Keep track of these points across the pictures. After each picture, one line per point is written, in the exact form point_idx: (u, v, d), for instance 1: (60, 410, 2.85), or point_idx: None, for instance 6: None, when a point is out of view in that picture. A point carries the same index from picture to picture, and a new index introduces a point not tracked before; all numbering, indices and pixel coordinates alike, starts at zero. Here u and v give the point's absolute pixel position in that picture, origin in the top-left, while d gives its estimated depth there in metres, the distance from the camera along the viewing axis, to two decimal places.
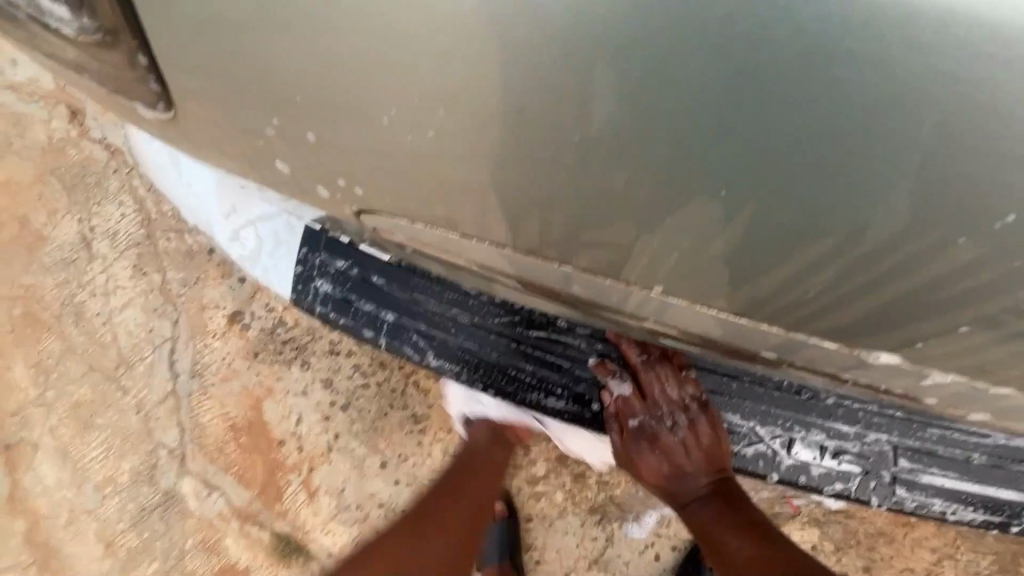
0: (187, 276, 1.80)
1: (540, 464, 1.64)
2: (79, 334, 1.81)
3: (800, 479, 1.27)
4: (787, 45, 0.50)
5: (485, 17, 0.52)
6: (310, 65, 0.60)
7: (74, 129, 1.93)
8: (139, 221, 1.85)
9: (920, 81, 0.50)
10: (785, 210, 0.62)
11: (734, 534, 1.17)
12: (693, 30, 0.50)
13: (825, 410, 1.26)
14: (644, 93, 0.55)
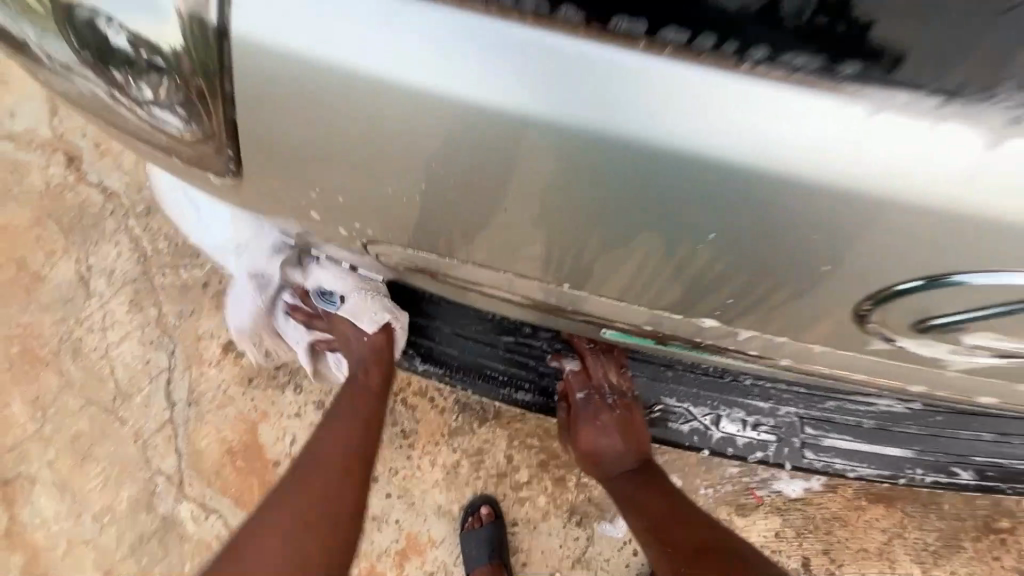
0: (183, 308, 1.91)
1: (523, 470, 1.76)
2: (77, 368, 1.89)
3: (728, 449, 1.40)
4: (758, 173, 0.55)
5: (477, 130, 0.58)
6: (310, 145, 0.66)
7: (72, 174, 2.04)
8: (136, 258, 1.95)
9: (873, 217, 0.55)
10: (726, 288, 0.69)
11: (651, 502, 1.29)
12: (669, 155, 0.55)
13: (740, 387, 1.37)
14: (616, 202, 0.60)
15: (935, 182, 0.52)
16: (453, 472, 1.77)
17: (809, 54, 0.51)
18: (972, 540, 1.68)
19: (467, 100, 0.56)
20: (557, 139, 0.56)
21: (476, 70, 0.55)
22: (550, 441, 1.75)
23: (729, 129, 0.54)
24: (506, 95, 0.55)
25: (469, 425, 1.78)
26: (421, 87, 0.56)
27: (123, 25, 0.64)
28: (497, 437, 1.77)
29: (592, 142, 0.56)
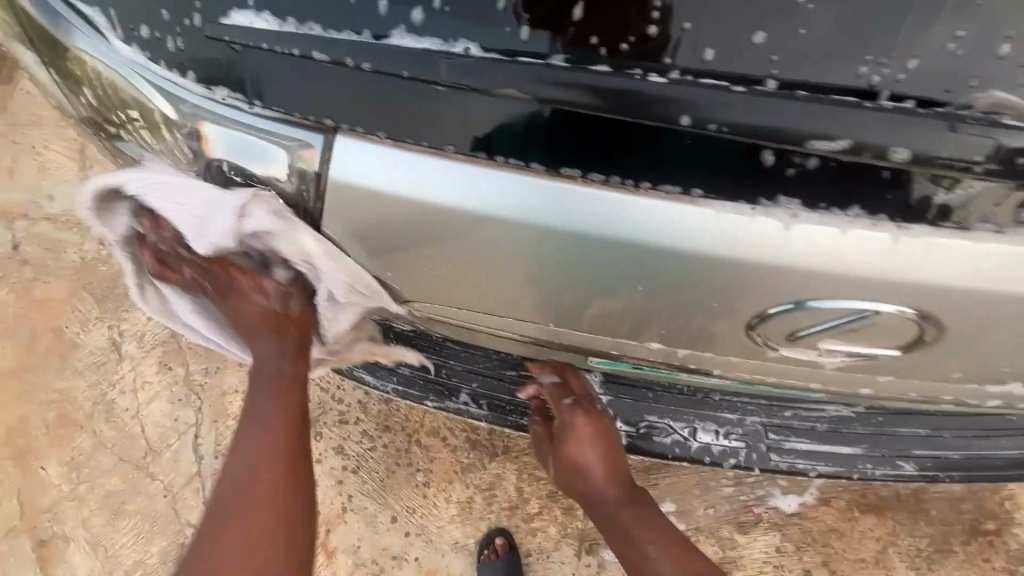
0: (208, 366, 2.05)
1: (533, 501, 1.86)
2: (109, 428, 2.01)
3: (705, 457, 1.33)
4: (692, 248, 0.72)
5: (480, 228, 0.75)
6: (342, 237, 0.83)
7: (105, 249, 2.22)
8: (165, 322, 2.11)
9: (783, 275, 0.72)
10: (683, 337, 0.85)
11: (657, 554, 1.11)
12: (625, 238, 0.73)
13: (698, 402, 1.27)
14: (589, 275, 0.77)
15: (808, 249, 0.71)
16: (468, 507, 1.87)
17: (689, 177, 0.71)
18: (962, 543, 1.77)
19: (467, 207, 0.74)
20: (538, 228, 0.74)
21: (471, 186, 0.74)
22: None
23: (662, 220, 0.72)
24: (494, 203, 0.74)
25: (479, 461, 1.89)
26: (433, 201, 0.75)
27: (244, 172, 0.81)
28: (507, 471, 1.88)
29: (565, 231, 0.73)
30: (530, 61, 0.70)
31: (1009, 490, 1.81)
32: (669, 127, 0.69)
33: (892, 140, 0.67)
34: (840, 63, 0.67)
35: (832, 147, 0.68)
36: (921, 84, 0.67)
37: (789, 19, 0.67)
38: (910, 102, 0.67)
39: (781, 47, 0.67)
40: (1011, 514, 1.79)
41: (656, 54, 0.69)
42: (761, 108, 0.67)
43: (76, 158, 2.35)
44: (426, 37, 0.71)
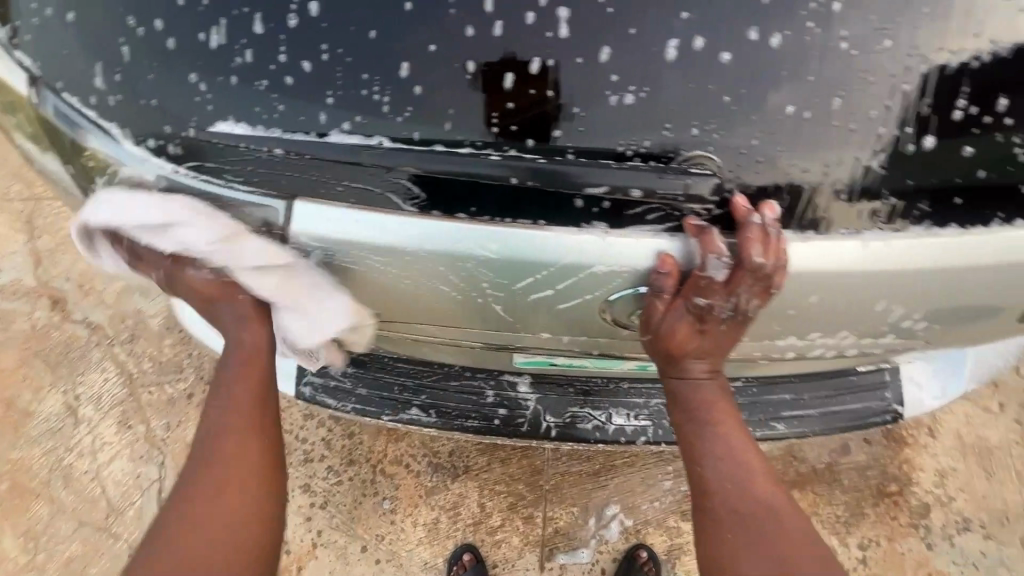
0: (171, 420, 2.09)
1: (495, 514, 1.99)
2: (68, 493, 2.01)
3: (620, 438, 1.19)
4: (541, 266, 0.63)
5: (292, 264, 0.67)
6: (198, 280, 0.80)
7: (57, 315, 2.24)
8: (123, 381, 2.14)
9: (631, 284, 0.64)
10: (597, 350, 0.79)
11: (721, 441, 0.88)
12: (460, 257, 0.63)
13: (588, 397, 1.17)
14: (445, 304, 0.70)
15: (640, 258, 0.62)
16: (434, 528, 1.98)
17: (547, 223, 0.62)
18: (873, 506, 2.03)
19: (322, 242, 0.63)
20: (407, 253, 0.63)
21: (322, 220, 0.63)
22: (515, 485, 2.00)
23: (560, 252, 0.62)
24: (349, 238, 0.63)
25: (442, 482, 2.01)
26: (279, 233, 0.64)
27: None
28: (469, 489, 2.01)
29: (423, 247, 0.62)
30: (345, 137, 0.60)
31: (906, 454, 2.09)
32: (494, 181, 0.61)
33: (702, 179, 0.60)
34: (661, 125, 0.58)
35: (650, 190, 0.60)
36: (789, 129, 0.58)
37: (605, 92, 0.57)
38: (743, 155, 0.59)
39: (625, 113, 0.58)
40: (909, 475, 2.07)
41: (473, 126, 0.59)
42: (590, 170, 0.59)
43: (22, 228, 2.37)
44: (263, 123, 0.61)
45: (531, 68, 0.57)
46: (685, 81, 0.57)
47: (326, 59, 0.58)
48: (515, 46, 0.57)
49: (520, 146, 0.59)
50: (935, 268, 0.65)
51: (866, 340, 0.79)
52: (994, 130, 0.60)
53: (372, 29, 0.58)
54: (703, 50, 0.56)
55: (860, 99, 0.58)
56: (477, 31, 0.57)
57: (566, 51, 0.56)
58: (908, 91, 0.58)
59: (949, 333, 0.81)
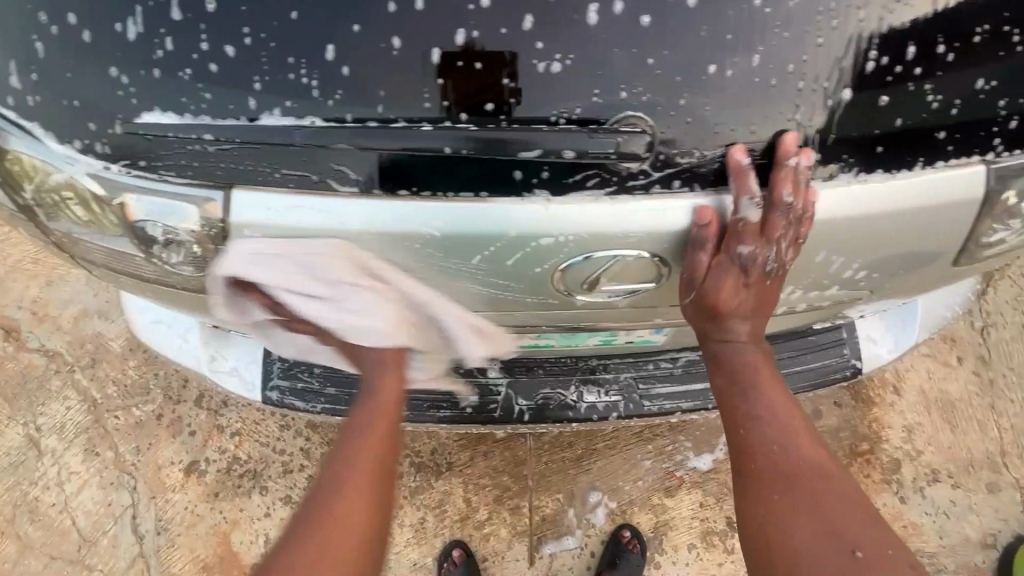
0: (140, 443, 2.03)
1: (481, 508, 1.98)
2: (35, 528, 1.95)
3: (592, 415, 1.20)
4: (490, 238, 0.63)
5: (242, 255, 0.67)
6: (150, 282, 0.79)
7: (11, 345, 2.15)
8: (86, 408, 2.07)
9: (584, 251, 0.65)
10: (563, 327, 0.79)
11: (766, 406, 0.90)
12: (406, 235, 0.63)
13: (557, 377, 1.18)
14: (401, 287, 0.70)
15: (589, 223, 0.62)
16: (421, 528, 1.97)
17: (483, 195, 0.62)
18: (848, 466, 2.10)
19: (264, 230, 0.63)
20: (349, 235, 0.63)
21: (260, 207, 0.62)
22: (500, 476, 2.01)
23: (502, 222, 0.62)
24: (292, 222, 0.62)
25: (426, 481, 2.00)
26: (219, 222, 0.64)
27: None
28: (454, 486, 2.00)
29: (367, 229, 0.62)
30: (275, 121, 0.59)
31: (874, 413, 2.16)
32: (428, 154, 0.60)
33: (632, 137, 0.60)
34: (590, 91, 0.59)
35: (581, 151, 0.60)
36: (716, 87, 0.59)
37: (533, 60, 0.58)
38: (672, 114, 0.60)
39: (559, 81, 0.58)
40: (879, 434, 2.14)
41: (405, 103, 0.59)
42: (525, 136, 0.60)
43: None
44: (190, 111, 0.60)
45: (457, 40, 0.57)
46: (610, 45, 0.58)
47: (249, 43, 0.58)
48: (436, 19, 0.57)
49: (452, 119, 0.59)
50: (866, 213, 0.67)
51: (816, 292, 0.82)
52: (906, 79, 0.62)
53: (293, 10, 0.57)
54: (624, 13, 0.57)
55: (780, 54, 0.59)
56: (397, 6, 0.57)
57: (489, 21, 0.57)
58: (822, 45, 0.60)
59: (895, 279, 0.84)
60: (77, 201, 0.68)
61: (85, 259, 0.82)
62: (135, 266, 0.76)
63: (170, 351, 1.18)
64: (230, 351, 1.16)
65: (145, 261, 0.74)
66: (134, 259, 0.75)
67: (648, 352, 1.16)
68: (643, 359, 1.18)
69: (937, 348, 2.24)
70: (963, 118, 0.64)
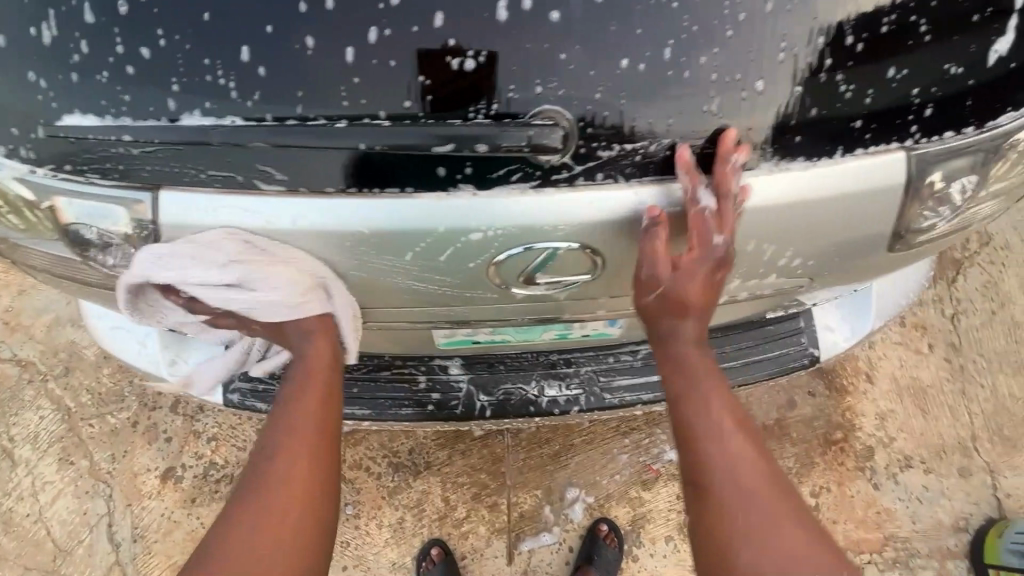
0: (115, 451, 2.02)
1: (460, 507, 1.99)
2: (11, 539, 1.94)
3: (554, 409, 1.21)
4: (420, 233, 0.63)
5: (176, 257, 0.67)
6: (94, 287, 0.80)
7: None
8: (60, 417, 2.05)
9: (517, 244, 0.65)
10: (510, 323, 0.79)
11: (713, 427, 0.82)
12: (334, 232, 0.63)
13: (518, 372, 1.18)
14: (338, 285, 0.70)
15: (516, 216, 0.63)
16: (400, 527, 1.97)
17: (406, 191, 0.62)
18: (820, 455, 2.01)
19: (193, 230, 0.64)
20: (277, 232, 0.63)
21: (188, 207, 0.63)
22: (478, 474, 2.01)
23: (426, 218, 0.63)
24: (220, 221, 0.63)
25: (404, 481, 2.00)
26: (150, 223, 0.64)
27: None
28: (432, 485, 2.00)
29: (295, 227, 0.63)
30: (195, 121, 0.60)
31: None
32: (346, 151, 0.61)
33: (549, 130, 0.61)
34: (506, 87, 0.60)
35: (496, 145, 0.61)
36: (631, 80, 0.61)
37: (446, 57, 0.59)
38: (589, 109, 0.61)
39: (477, 77, 0.60)
40: (853, 422, 2.04)
41: (322, 101, 0.59)
42: (445, 132, 0.61)
43: None
44: (110, 113, 0.60)
45: (370, 38, 0.58)
46: (522, 42, 0.59)
47: (163, 45, 0.58)
48: (348, 18, 0.58)
49: (371, 117, 0.60)
50: (789, 201, 0.68)
51: (753, 281, 0.83)
52: (817, 70, 0.63)
53: (205, 11, 0.58)
54: (534, 9, 0.59)
55: (692, 47, 0.61)
56: (309, 6, 0.58)
57: (401, 19, 0.58)
58: (733, 37, 0.61)
59: (832, 267, 0.85)
60: (11, 206, 0.69)
61: (28, 265, 0.82)
62: (77, 271, 0.76)
63: (131, 356, 1.18)
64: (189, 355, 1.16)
65: (83, 265, 0.74)
66: (74, 263, 0.75)
67: (607, 346, 1.17)
68: (603, 353, 1.19)
69: (908, 336, 2.13)
70: (877, 107, 0.66)
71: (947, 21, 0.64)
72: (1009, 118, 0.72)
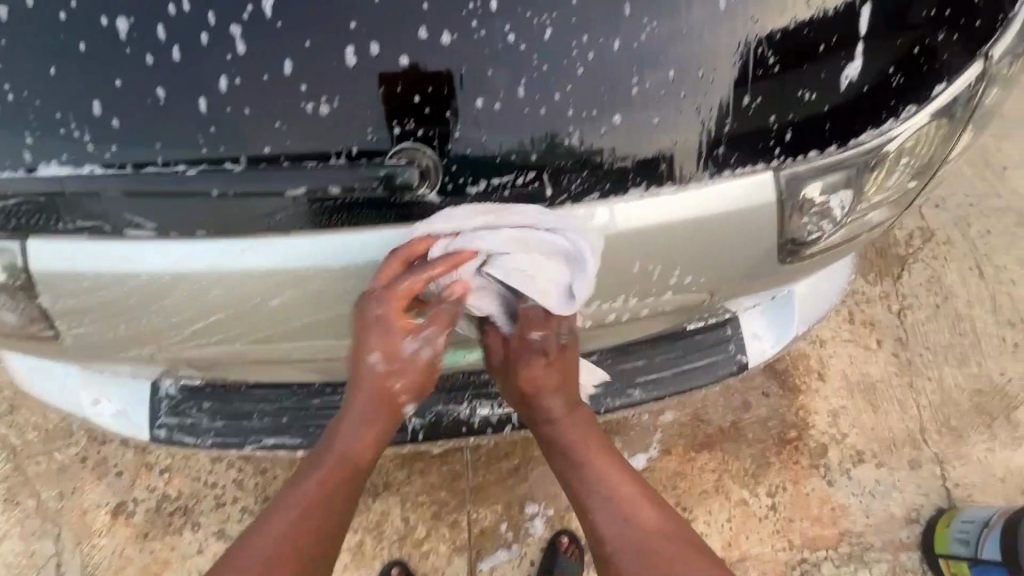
0: (62, 489, 1.97)
1: (420, 527, 1.94)
2: None
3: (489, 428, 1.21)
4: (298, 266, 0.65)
5: (60, 301, 0.69)
6: None
7: None
8: (6, 456, 2.00)
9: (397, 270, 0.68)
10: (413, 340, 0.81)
11: (597, 483, 0.95)
12: (214, 271, 0.65)
13: (450, 393, 1.19)
14: (229, 321, 0.72)
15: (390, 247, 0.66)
16: (359, 551, 1.91)
17: (275, 231, 0.65)
18: (776, 454, 1.94)
19: (70, 275, 0.65)
20: (146, 276, 0.65)
21: (62, 254, 0.65)
22: (437, 492, 1.96)
23: (292, 256, 0.65)
24: (99, 266, 0.65)
25: (363, 503, 1.94)
26: (25, 271, 0.66)
27: None
28: (392, 504, 1.95)
29: (172, 269, 0.65)
30: (56, 170, 0.62)
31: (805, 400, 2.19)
32: (201, 196, 0.62)
33: (402, 168, 0.63)
34: (365, 128, 0.62)
35: (349, 186, 0.63)
36: (487, 119, 0.63)
37: (298, 103, 0.61)
38: (450, 147, 0.64)
39: (339, 117, 0.61)
40: (807, 420, 1.97)
41: (179, 147, 0.61)
42: (306, 173, 0.62)
43: None
44: None
45: (220, 87, 0.60)
46: (374, 87, 0.61)
47: (12, 99, 0.61)
48: (198, 66, 0.60)
49: (230, 161, 0.62)
50: (664, 221, 0.70)
51: (650, 298, 0.82)
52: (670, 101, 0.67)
53: (51, 65, 0.60)
54: (382, 54, 0.61)
55: (543, 83, 0.63)
56: (155, 58, 0.60)
57: (249, 67, 0.60)
58: (584, 74, 0.63)
59: (731, 281, 0.85)
60: None
61: None
62: None
63: (51, 396, 1.16)
64: (113, 393, 1.15)
65: None
66: None
67: None
68: None
69: (857, 332, 2.07)
70: (738, 132, 0.69)
71: (792, 55, 0.68)
72: (871, 135, 0.75)
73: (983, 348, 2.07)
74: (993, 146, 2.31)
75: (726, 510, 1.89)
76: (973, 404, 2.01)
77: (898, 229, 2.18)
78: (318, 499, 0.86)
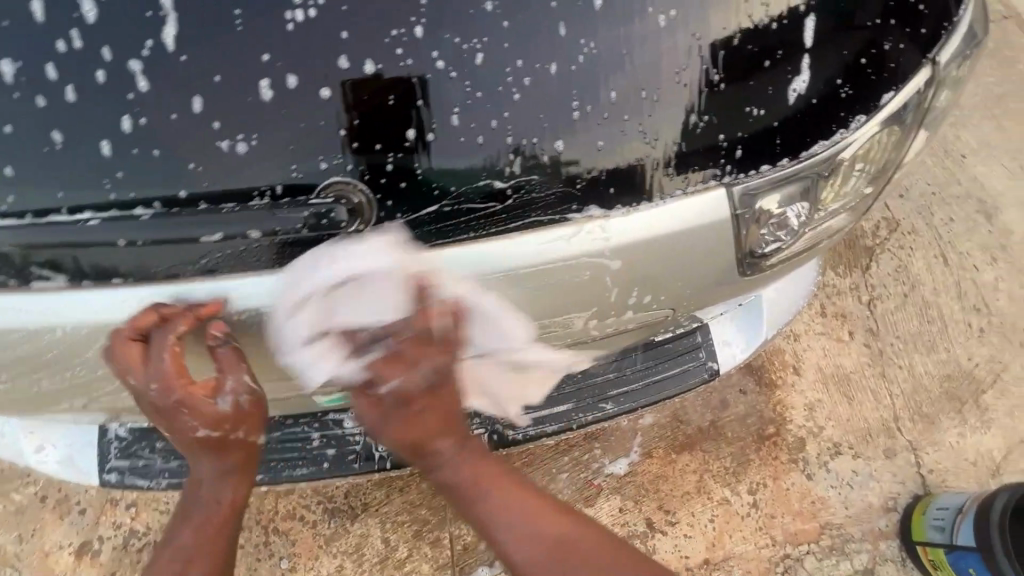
0: (21, 532, 1.86)
1: (401, 547, 1.86)
2: None
3: None
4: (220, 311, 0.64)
5: None
6: None
7: None
8: None
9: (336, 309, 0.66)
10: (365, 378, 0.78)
11: (504, 517, 0.84)
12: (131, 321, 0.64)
13: None
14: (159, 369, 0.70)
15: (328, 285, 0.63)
16: None
17: (192, 274, 0.63)
18: (755, 451, 1.93)
19: None
20: (62, 330, 0.63)
21: None
22: (418, 510, 1.89)
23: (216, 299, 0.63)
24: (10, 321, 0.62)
25: (342, 526, 1.86)
26: None
27: None
28: (371, 526, 1.86)
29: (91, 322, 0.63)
30: None
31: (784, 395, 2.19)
32: (108, 246, 0.62)
33: (323, 205, 0.62)
34: (289, 166, 0.61)
35: (271, 230, 0.63)
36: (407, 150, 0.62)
37: (213, 142, 0.59)
38: (381, 180, 0.62)
39: (257, 156, 0.60)
40: (784, 415, 1.98)
41: (85, 192, 0.60)
42: (220, 216, 0.61)
43: None
44: None
45: (124, 127, 0.58)
46: (294, 122, 0.60)
47: None
48: (100, 106, 0.58)
49: (141, 207, 0.60)
50: (616, 243, 0.67)
51: (611, 320, 0.80)
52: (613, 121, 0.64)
53: None
54: (300, 86, 0.59)
55: (473, 110, 0.62)
56: (49, 100, 0.58)
57: (157, 104, 0.58)
58: (519, 101, 0.62)
59: (691, 298, 0.83)
60: None
61: None
62: None
63: None
64: (58, 439, 1.08)
65: None
66: None
67: None
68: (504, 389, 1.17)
69: (830, 324, 2.08)
70: (685, 151, 0.67)
71: (739, 70, 0.67)
72: (823, 146, 0.74)
73: (951, 334, 2.10)
74: (953, 134, 2.34)
75: (707, 511, 1.88)
76: (943, 390, 2.04)
77: (865, 220, 2.20)
78: (202, 543, 0.82)
